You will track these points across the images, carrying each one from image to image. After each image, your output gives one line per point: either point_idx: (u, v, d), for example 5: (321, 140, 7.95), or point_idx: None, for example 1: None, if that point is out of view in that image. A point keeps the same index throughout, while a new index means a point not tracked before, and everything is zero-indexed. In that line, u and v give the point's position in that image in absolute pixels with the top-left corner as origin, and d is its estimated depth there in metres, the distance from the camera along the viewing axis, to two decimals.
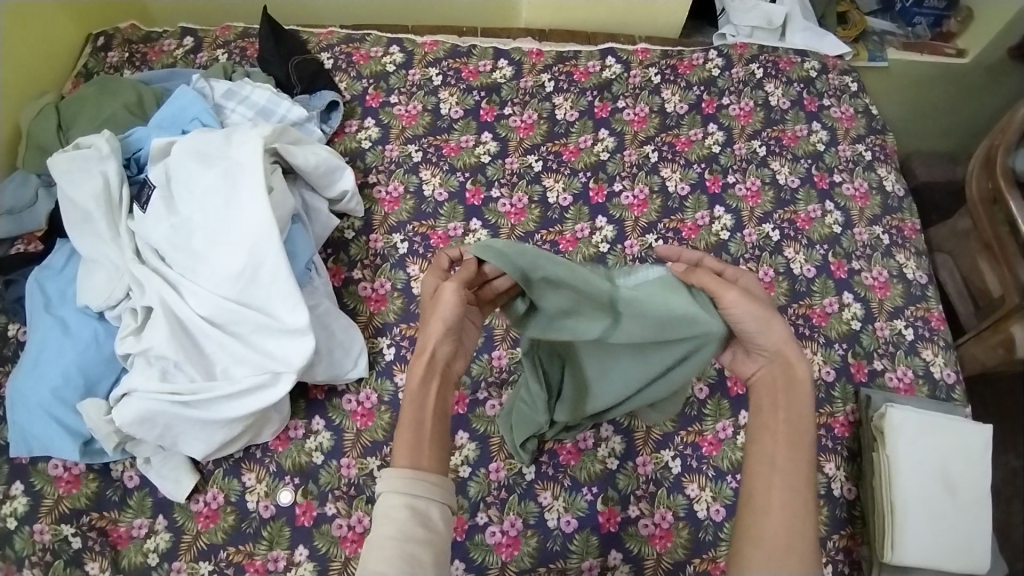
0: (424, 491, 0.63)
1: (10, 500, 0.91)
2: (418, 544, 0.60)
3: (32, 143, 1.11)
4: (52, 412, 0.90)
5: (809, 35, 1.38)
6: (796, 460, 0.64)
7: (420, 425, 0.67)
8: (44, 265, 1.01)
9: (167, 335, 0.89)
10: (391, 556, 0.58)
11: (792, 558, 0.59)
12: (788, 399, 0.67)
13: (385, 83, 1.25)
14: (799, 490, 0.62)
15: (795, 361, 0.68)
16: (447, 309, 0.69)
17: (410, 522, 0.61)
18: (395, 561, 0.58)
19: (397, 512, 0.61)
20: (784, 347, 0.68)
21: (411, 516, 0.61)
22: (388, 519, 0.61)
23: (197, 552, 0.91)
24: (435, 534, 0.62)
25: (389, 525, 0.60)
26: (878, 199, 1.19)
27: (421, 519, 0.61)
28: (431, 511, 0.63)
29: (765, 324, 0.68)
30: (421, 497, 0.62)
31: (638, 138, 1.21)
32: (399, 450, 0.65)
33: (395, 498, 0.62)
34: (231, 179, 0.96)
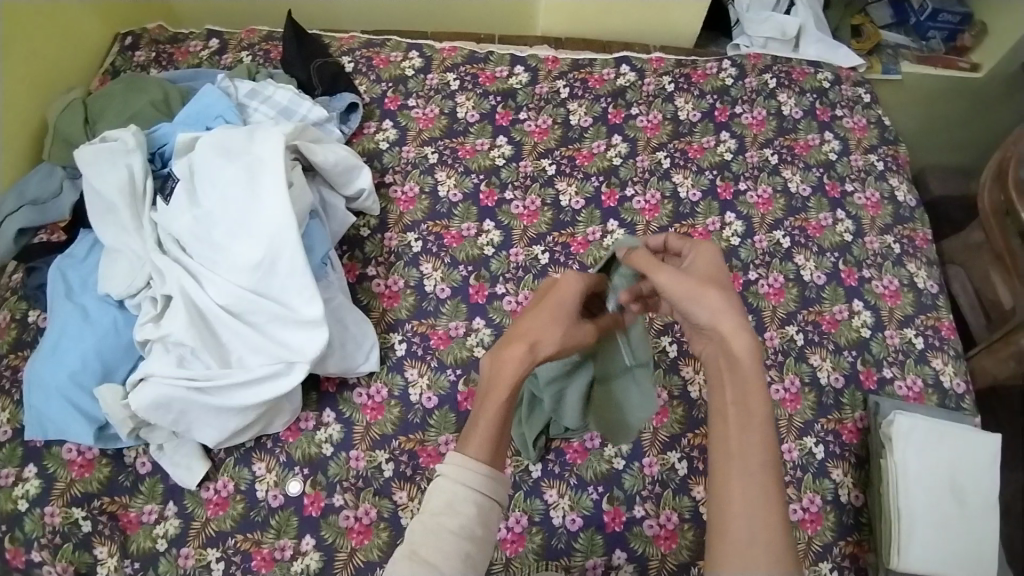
0: (489, 490, 0.65)
1: (23, 482, 0.93)
2: (472, 543, 0.62)
3: (59, 137, 1.15)
4: (70, 396, 0.93)
5: (823, 47, 1.39)
6: (746, 443, 0.63)
7: (500, 427, 0.68)
8: (67, 254, 1.04)
9: (185, 323, 0.92)
10: (450, 550, 0.61)
11: (757, 553, 0.59)
12: (734, 378, 0.66)
13: (404, 86, 1.28)
14: (757, 477, 0.62)
15: (732, 336, 0.67)
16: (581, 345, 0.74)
17: (472, 520, 0.63)
18: (453, 558, 0.60)
19: (465, 505, 0.63)
20: (720, 319, 0.68)
21: (475, 512, 0.63)
22: (453, 510, 0.63)
23: (205, 538, 0.93)
24: (488, 535, 0.64)
25: (453, 516, 0.62)
26: (890, 209, 1.20)
27: (482, 518, 0.64)
28: (492, 512, 0.65)
29: (697, 301, 0.69)
30: (486, 496, 0.65)
31: (651, 144, 1.22)
32: (479, 444, 0.66)
33: (463, 490, 0.64)
34: (252, 174, 0.98)
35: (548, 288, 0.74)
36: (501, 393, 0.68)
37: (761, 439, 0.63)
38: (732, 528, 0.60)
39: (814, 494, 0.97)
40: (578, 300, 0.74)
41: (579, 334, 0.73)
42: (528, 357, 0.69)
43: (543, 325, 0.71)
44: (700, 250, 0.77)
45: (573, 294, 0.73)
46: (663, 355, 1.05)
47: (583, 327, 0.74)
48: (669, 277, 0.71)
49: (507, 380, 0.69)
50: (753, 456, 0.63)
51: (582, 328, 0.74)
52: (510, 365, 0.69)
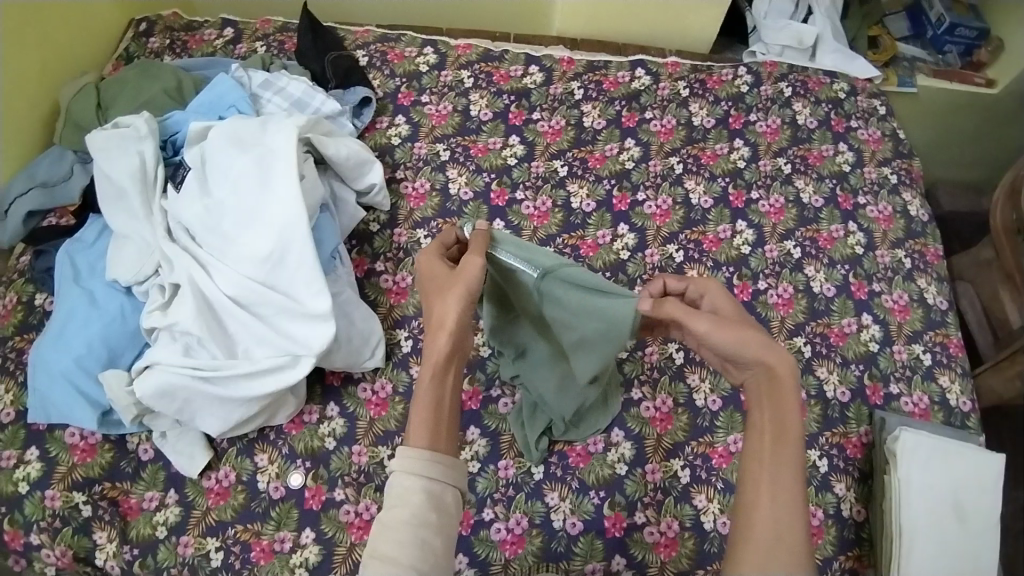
0: (440, 474, 0.64)
1: (24, 465, 0.93)
2: (428, 529, 0.61)
3: (71, 120, 1.14)
4: (74, 381, 0.93)
5: (839, 57, 1.39)
6: (782, 459, 0.66)
7: (437, 405, 0.67)
8: (76, 238, 1.04)
9: (192, 313, 0.92)
10: (405, 540, 0.60)
11: (778, 557, 0.62)
12: (773, 402, 0.69)
13: (418, 82, 1.27)
14: (787, 491, 0.65)
15: (779, 364, 0.69)
16: (472, 280, 0.71)
17: (423, 507, 0.62)
18: (408, 548, 0.60)
19: (413, 495, 0.62)
20: (765, 352, 0.69)
21: (425, 500, 0.62)
22: (402, 500, 0.62)
23: (205, 528, 0.93)
24: (445, 518, 0.63)
25: (403, 507, 0.61)
26: (902, 223, 1.19)
27: (434, 502, 0.63)
28: (444, 495, 0.64)
29: (743, 340, 0.70)
30: (435, 480, 0.64)
31: (664, 150, 1.22)
32: (416, 430, 0.65)
33: (412, 480, 0.63)
34: (264, 165, 0.98)
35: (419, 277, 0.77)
36: (427, 372, 0.68)
37: (794, 460, 0.66)
38: (760, 537, 0.63)
39: (815, 506, 0.97)
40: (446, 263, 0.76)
41: (464, 273, 0.72)
42: (438, 335, 0.69)
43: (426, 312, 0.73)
44: (710, 291, 0.79)
45: (436, 262, 0.76)
46: (670, 362, 1.04)
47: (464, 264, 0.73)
48: (706, 322, 0.71)
49: (432, 360, 0.68)
50: (787, 473, 0.66)
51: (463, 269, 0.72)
52: (434, 345, 0.69)
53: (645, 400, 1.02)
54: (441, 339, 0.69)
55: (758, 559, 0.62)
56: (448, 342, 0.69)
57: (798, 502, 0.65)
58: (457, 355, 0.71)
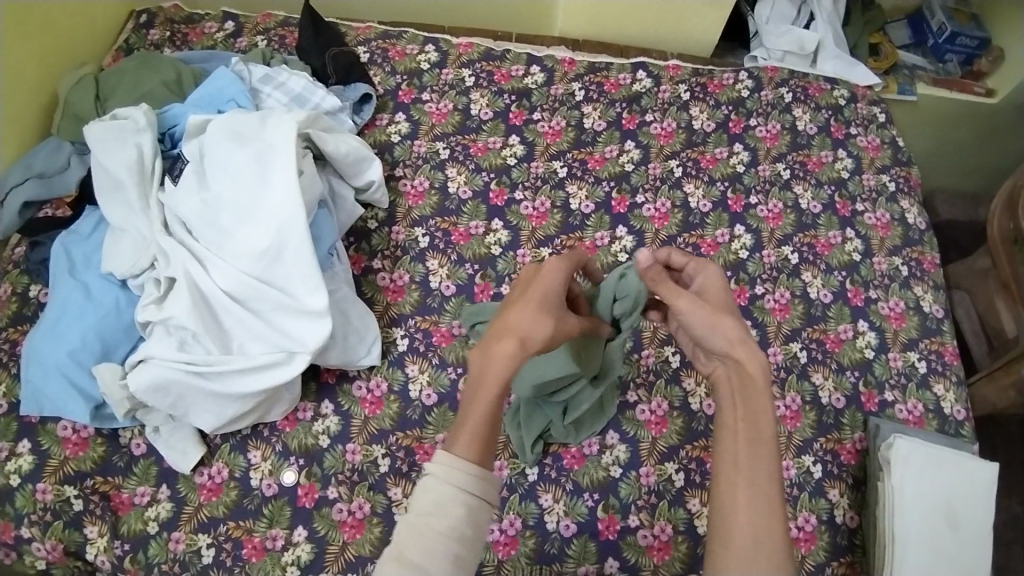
0: (482, 490, 0.63)
1: (16, 457, 0.93)
2: (461, 544, 0.60)
3: (69, 111, 1.13)
4: (68, 373, 0.92)
5: (841, 64, 1.39)
6: (758, 457, 0.65)
7: (493, 420, 0.65)
8: (72, 230, 1.03)
9: (188, 307, 0.91)
10: (438, 551, 0.59)
11: (759, 559, 0.61)
12: (745, 397, 0.68)
13: (419, 80, 1.27)
14: (762, 489, 0.64)
15: (748, 358, 0.69)
16: (564, 330, 0.72)
17: (461, 521, 0.61)
18: (441, 560, 0.58)
19: (454, 506, 0.61)
20: (735, 346, 0.69)
21: (465, 513, 0.61)
22: (440, 509, 0.61)
23: (197, 524, 0.92)
24: (477, 535, 0.62)
25: (440, 516, 0.60)
26: (899, 230, 1.20)
27: (472, 517, 0.61)
28: (482, 511, 0.63)
29: (714, 325, 0.71)
30: (477, 496, 0.62)
31: (663, 152, 1.22)
32: (468, 441, 0.63)
33: (453, 491, 0.61)
34: (263, 160, 0.97)
35: (530, 279, 0.74)
36: (492, 385, 0.65)
37: (770, 457, 0.65)
38: (740, 538, 0.62)
39: (808, 512, 0.97)
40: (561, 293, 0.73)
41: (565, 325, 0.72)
42: (520, 350, 0.66)
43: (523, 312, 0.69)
44: (707, 272, 0.77)
45: (555, 278, 0.72)
46: (666, 365, 1.04)
47: (569, 322, 0.73)
48: (688, 302, 0.72)
49: (500, 371, 0.65)
50: (764, 470, 0.64)
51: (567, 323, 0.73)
52: (503, 353, 0.66)
53: (641, 403, 1.01)
54: (512, 351, 0.66)
55: (739, 560, 0.61)
56: (521, 362, 0.66)
57: (774, 500, 0.63)
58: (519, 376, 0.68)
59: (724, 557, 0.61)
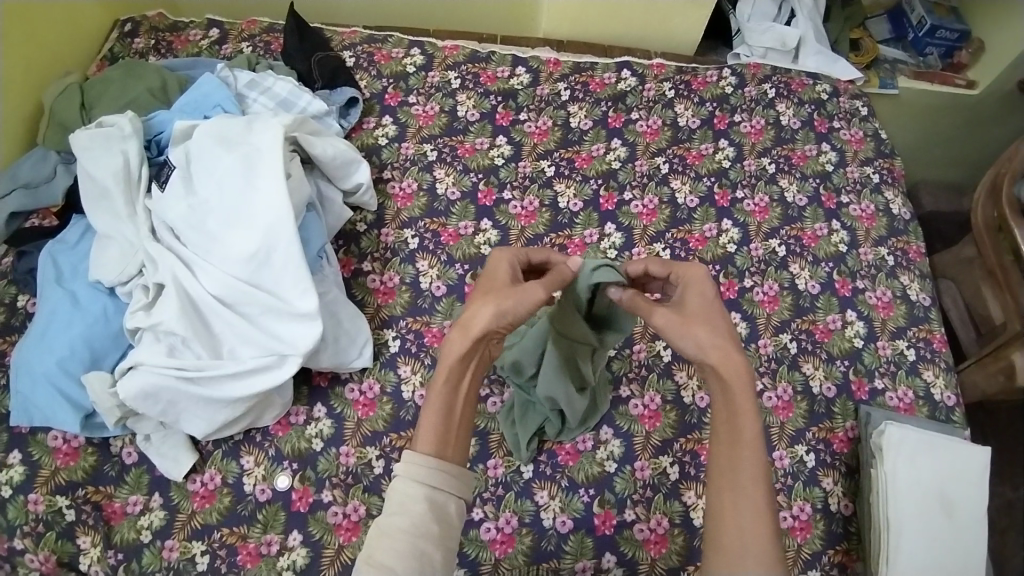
0: (442, 484, 0.64)
1: (5, 469, 0.92)
2: (428, 540, 0.61)
3: (54, 120, 1.13)
4: (57, 383, 0.91)
5: (822, 59, 1.41)
6: (739, 460, 0.66)
7: (446, 410, 0.67)
8: (58, 239, 1.02)
9: (177, 312, 0.91)
10: (403, 549, 0.60)
11: (746, 563, 0.61)
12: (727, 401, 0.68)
13: (405, 83, 1.27)
14: (746, 496, 0.64)
15: (722, 361, 0.67)
16: (522, 304, 0.70)
17: (425, 517, 0.62)
18: (406, 558, 0.59)
19: (415, 503, 0.62)
20: (709, 351, 0.68)
21: (427, 509, 0.62)
22: (403, 508, 0.62)
23: (190, 531, 0.91)
24: (447, 529, 0.63)
25: (404, 514, 0.61)
26: (884, 221, 1.21)
27: (435, 512, 0.63)
28: (448, 506, 0.64)
29: (687, 334, 0.69)
30: (439, 490, 0.64)
31: (650, 149, 1.23)
32: (423, 435, 0.65)
33: (415, 488, 0.63)
34: (250, 163, 0.97)
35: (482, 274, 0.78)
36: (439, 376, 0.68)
37: (751, 460, 0.65)
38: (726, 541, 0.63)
39: (803, 501, 0.97)
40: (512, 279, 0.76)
41: (521, 292, 0.70)
42: (464, 336, 0.68)
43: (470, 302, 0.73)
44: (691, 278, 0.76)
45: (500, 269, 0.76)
46: (658, 359, 1.04)
47: (525, 287, 0.71)
48: (661, 317, 0.71)
49: (447, 362, 0.68)
50: (745, 474, 0.65)
51: (524, 290, 0.71)
52: (450, 346, 0.69)
53: (634, 397, 1.02)
54: (456, 343, 0.68)
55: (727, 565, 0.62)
56: (468, 347, 0.68)
57: (759, 503, 0.64)
58: (475, 364, 0.70)
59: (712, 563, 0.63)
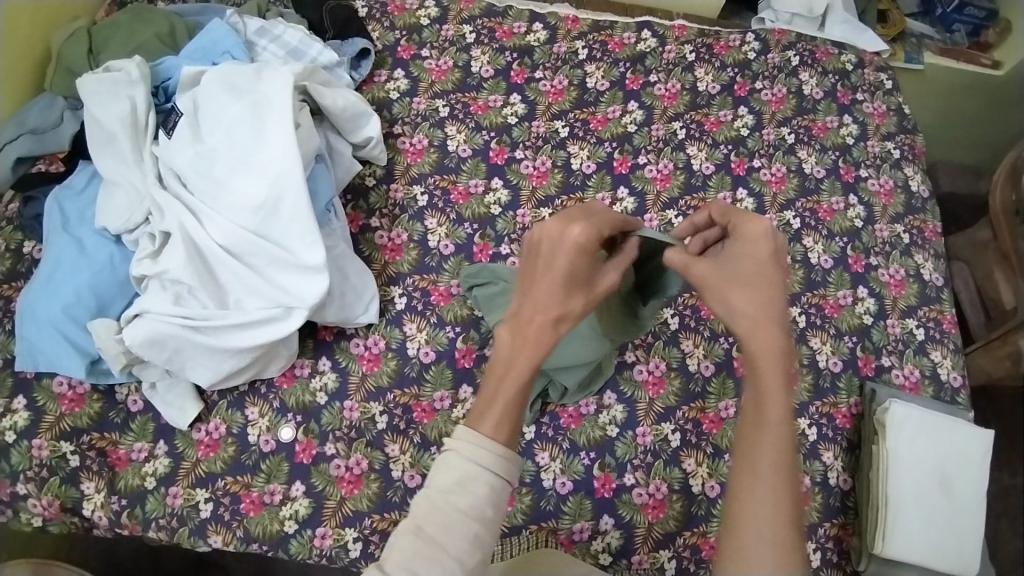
0: (505, 470, 0.60)
1: (11, 414, 0.92)
2: (483, 524, 0.59)
3: (62, 65, 1.10)
4: (63, 329, 0.91)
5: (849, 29, 1.36)
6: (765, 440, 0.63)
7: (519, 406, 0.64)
8: (65, 185, 1.01)
9: (183, 261, 0.90)
10: (456, 529, 0.57)
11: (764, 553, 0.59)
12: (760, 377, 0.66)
13: (418, 36, 1.24)
14: (770, 480, 0.61)
15: (759, 331, 0.65)
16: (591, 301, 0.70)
17: (484, 501, 0.59)
18: (458, 538, 0.57)
19: (475, 486, 0.59)
20: (749, 319, 0.66)
21: (487, 494, 0.59)
22: (462, 489, 0.59)
23: (194, 479, 0.92)
24: (500, 514, 0.60)
25: (462, 495, 0.58)
26: (902, 198, 1.19)
27: (494, 498, 0.59)
28: (504, 491, 0.61)
29: (727, 296, 0.67)
30: (500, 476, 0.60)
31: (667, 114, 1.20)
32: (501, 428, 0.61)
33: (477, 471, 0.59)
34: (259, 113, 0.96)
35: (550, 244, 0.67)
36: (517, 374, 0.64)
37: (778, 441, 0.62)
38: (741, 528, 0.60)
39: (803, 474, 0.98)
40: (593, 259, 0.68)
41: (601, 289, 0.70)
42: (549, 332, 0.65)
43: (557, 291, 0.66)
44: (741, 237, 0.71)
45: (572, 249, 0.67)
46: (664, 327, 1.04)
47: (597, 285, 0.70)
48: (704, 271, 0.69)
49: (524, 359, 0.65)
50: (769, 454, 0.62)
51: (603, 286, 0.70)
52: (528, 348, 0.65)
53: (639, 363, 1.01)
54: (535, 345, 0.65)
55: (746, 553, 0.59)
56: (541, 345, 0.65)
57: (784, 488, 0.61)
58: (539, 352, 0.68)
59: (728, 551, 0.60)
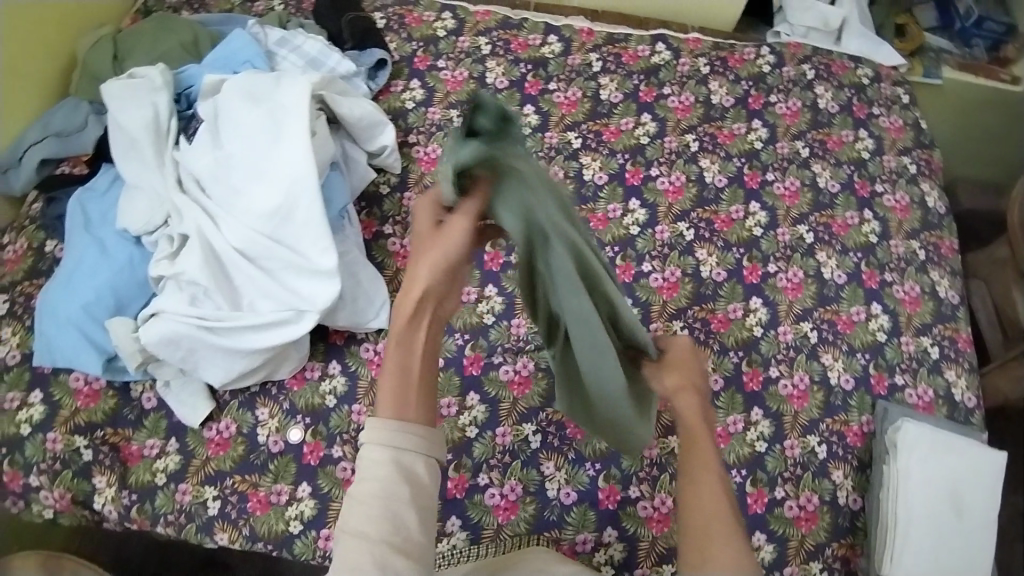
0: (410, 444, 0.58)
1: (27, 407, 0.95)
2: (401, 505, 0.56)
3: (86, 71, 1.14)
4: (82, 326, 0.93)
5: (866, 42, 1.36)
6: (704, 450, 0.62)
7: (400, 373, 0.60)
8: (88, 186, 1.04)
9: (199, 262, 0.92)
10: (374, 516, 0.54)
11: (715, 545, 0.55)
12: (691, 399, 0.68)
13: (434, 47, 1.26)
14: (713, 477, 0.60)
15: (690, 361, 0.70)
16: (456, 244, 0.62)
17: (394, 480, 0.56)
18: (380, 525, 0.54)
19: (381, 467, 0.56)
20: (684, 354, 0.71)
21: (394, 472, 0.56)
22: (370, 473, 0.56)
23: (204, 477, 0.94)
24: (422, 492, 0.57)
25: (372, 481, 0.56)
26: (919, 214, 1.17)
27: (406, 476, 0.57)
28: (416, 466, 0.58)
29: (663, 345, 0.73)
30: (406, 449, 0.58)
31: (680, 126, 1.20)
32: (381, 397, 0.59)
33: (379, 451, 0.57)
34: (276, 121, 0.98)
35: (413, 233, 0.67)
36: (393, 340, 0.62)
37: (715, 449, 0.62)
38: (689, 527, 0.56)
39: (811, 491, 0.96)
40: (440, 216, 0.65)
41: (447, 238, 0.62)
42: (403, 293, 0.62)
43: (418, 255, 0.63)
44: None
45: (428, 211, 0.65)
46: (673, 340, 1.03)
47: (450, 228, 0.63)
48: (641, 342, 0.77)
49: (397, 328, 0.62)
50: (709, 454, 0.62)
51: (448, 231, 0.63)
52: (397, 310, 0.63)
53: None
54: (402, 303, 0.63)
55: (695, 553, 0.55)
56: (415, 308, 0.62)
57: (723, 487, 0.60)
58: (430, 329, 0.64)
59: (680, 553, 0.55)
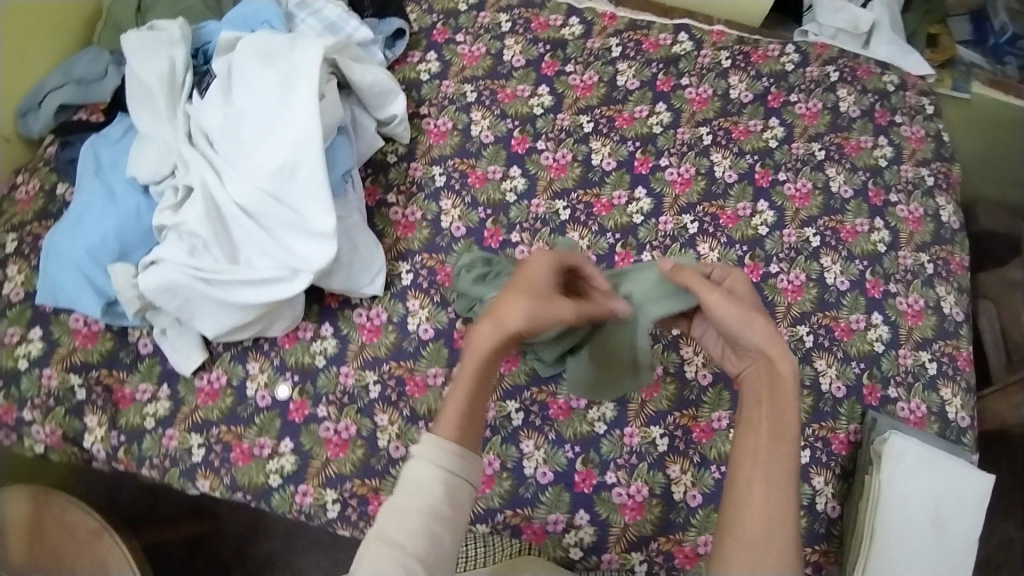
0: (458, 468, 0.64)
1: (27, 342, 0.98)
2: (440, 522, 0.61)
3: (110, 21, 1.16)
4: (84, 269, 0.96)
5: (894, 50, 1.32)
6: (777, 453, 0.67)
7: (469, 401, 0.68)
8: (102, 134, 1.06)
9: (201, 215, 0.93)
10: (415, 527, 0.60)
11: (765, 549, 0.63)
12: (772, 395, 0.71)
13: (454, 20, 1.25)
14: (777, 483, 0.66)
15: (778, 356, 0.71)
16: (553, 310, 0.71)
17: (440, 498, 0.62)
18: (418, 536, 0.59)
19: (431, 485, 0.62)
20: (769, 342, 0.72)
21: (443, 492, 0.62)
22: (420, 488, 0.62)
23: (191, 424, 0.96)
24: (460, 513, 0.63)
25: (419, 495, 0.61)
26: (931, 227, 1.15)
27: (450, 496, 0.63)
28: (460, 489, 0.64)
29: (748, 323, 0.73)
30: (455, 475, 0.64)
31: (695, 118, 1.19)
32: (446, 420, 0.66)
33: (432, 469, 0.63)
34: (288, 81, 0.98)
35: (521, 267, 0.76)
36: (471, 364, 0.69)
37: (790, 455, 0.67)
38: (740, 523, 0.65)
39: None
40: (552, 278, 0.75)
41: (552, 309, 0.71)
42: (496, 330, 0.69)
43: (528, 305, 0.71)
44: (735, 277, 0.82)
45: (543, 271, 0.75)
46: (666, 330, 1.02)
47: (557, 298, 0.73)
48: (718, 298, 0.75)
49: (476, 356, 0.70)
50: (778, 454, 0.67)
51: (530, 272, 0.75)
52: (480, 337, 0.70)
53: None
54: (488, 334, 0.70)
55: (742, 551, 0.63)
56: (493, 346, 0.69)
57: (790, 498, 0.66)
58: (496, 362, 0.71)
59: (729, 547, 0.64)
